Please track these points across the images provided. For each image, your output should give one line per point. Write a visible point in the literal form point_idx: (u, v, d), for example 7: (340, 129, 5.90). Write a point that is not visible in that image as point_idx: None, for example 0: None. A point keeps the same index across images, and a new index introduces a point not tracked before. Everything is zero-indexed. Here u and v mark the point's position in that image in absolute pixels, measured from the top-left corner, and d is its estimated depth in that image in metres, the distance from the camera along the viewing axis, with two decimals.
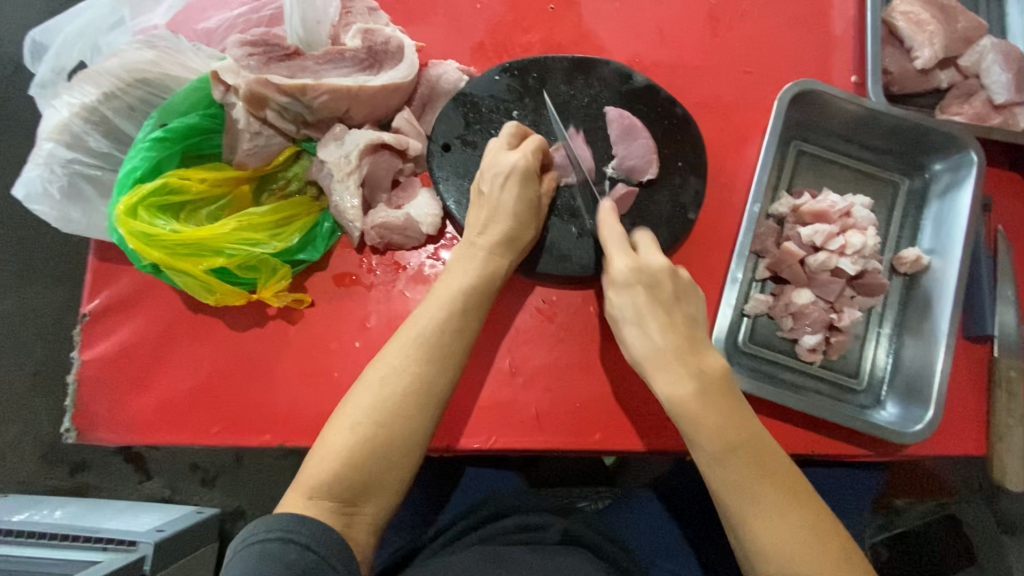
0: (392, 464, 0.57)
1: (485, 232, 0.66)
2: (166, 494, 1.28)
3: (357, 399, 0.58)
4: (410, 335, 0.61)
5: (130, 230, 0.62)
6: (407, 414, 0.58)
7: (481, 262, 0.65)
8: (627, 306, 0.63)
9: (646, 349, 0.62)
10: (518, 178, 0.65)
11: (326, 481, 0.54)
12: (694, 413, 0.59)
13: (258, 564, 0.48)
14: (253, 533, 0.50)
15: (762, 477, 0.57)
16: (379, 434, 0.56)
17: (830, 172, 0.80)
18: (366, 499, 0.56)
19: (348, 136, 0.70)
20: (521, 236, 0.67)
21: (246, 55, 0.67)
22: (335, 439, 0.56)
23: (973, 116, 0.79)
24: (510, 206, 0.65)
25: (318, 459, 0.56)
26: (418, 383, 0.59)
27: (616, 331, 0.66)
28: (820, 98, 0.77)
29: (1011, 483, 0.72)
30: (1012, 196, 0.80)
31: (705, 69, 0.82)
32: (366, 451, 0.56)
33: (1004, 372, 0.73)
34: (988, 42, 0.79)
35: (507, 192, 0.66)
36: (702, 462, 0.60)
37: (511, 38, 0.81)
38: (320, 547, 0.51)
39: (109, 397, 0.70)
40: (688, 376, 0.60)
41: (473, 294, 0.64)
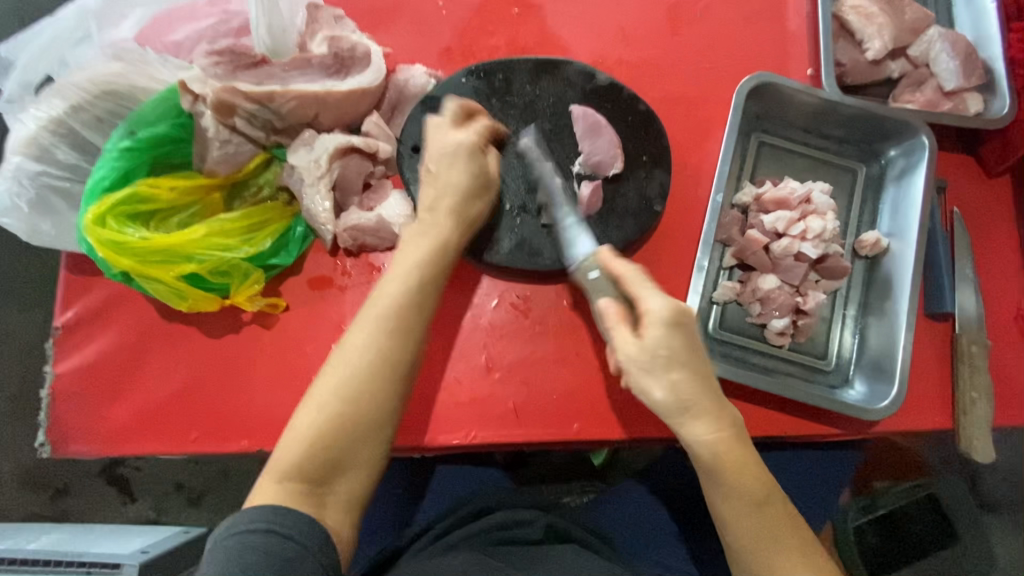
0: (363, 440, 0.57)
1: (436, 209, 0.67)
2: (152, 516, 1.26)
3: (325, 380, 0.58)
4: (373, 312, 0.61)
5: (98, 238, 0.63)
6: (371, 390, 0.58)
7: (434, 236, 0.66)
8: (671, 348, 0.59)
9: (687, 395, 0.60)
10: (463, 156, 0.68)
11: (296, 463, 0.55)
12: (733, 462, 0.60)
13: (241, 552, 0.48)
14: (240, 520, 0.51)
15: (786, 527, 0.60)
16: (345, 411, 0.57)
17: (790, 162, 0.83)
18: (339, 478, 0.56)
19: (318, 142, 0.71)
20: (471, 211, 0.68)
21: (212, 64, 0.69)
22: (303, 420, 0.56)
23: (925, 103, 0.83)
24: (457, 182, 0.67)
25: (289, 442, 0.56)
26: (380, 357, 0.59)
27: (648, 370, 0.60)
28: (776, 90, 0.79)
29: (980, 456, 0.73)
30: (965, 178, 0.84)
31: (666, 67, 0.85)
32: (337, 429, 0.56)
33: (967, 347, 0.76)
34: (934, 33, 0.83)
35: (455, 170, 0.68)
36: (721, 499, 0.61)
37: (476, 42, 0.83)
38: (303, 538, 0.51)
39: (84, 409, 0.69)
40: (724, 423, 0.60)
41: (431, 268, 0.64)
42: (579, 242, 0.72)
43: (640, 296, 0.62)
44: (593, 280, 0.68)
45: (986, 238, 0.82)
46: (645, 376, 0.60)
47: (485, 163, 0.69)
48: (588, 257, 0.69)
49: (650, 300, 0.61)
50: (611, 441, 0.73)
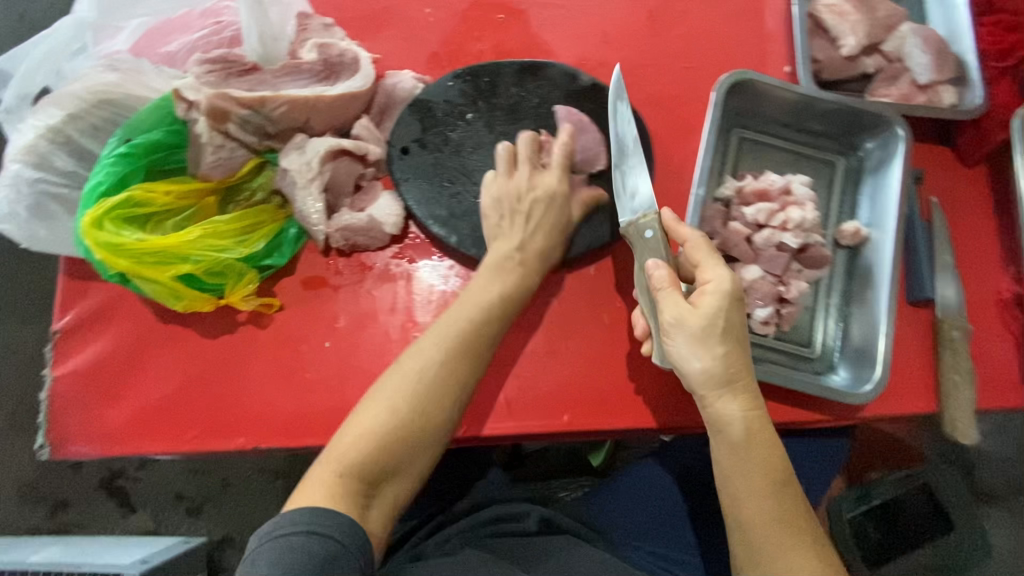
0: (421, 450, 0.60)
1: (526, 247, 0.71)
2: (152, 527, 1.26)
3: (394, 380, 0.62)
4: (449, 328, 0.65)
5: (96, 240, 0.64)
6: (442, 407, 0.62)
7: (516, 276, 0.70)
8: (731, 320, 0.61)
9: (732, 365, 0.61)
10: (557, 205, 0.73)
11: (362, 460, 0.57)
12: (759, 439, 0.61)
13: (283, 556, 0.50)
14: (277, 525, 0.52)
15: (799, 515, 0.61)
16: (417, 420, 0.60)
17: (771, 156, 0.85)
18: (389, 483, 0.59)
19: (309, 145, 0.73)
20: (550, 251, 0.73)
21: (205, 72, 0.71)
22: (370, 415, 0.59)
23: (900, 97, 0.85)
24: (547, 223, 0.72)
25: (354, 436, 0.58)
26: (452, 376, 0.63)
27: (703, 339, 0.60)
28: (755, 87, 0.82)
29: (964, 438, 0.75)
30: (942, 168, 0.86)
31: (648, 67, 0.87)
32: (403, 432, 0.59)
33: (948, 332, 0.77)
34: (906, 29, 0.85)
35: (542, 210, 0.72)
36: (741, 476, 0.61)
37: (463, 47, 0.85)
38: (343, 536, 0.53)
39: (82, 411, 0.71)
40: (758, 402, 0.62)
41: (501, 302, 0.67)
42: (637, 193, 0.69)
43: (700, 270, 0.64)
44: (648, 241, 0.67)
45: (965, 227, 0.84)
46: (697, 344, 0.60)
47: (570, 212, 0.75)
48: (645, 216, 0.68)
49: (713, 274, 0.62)
50: (601, 431, 0.74)
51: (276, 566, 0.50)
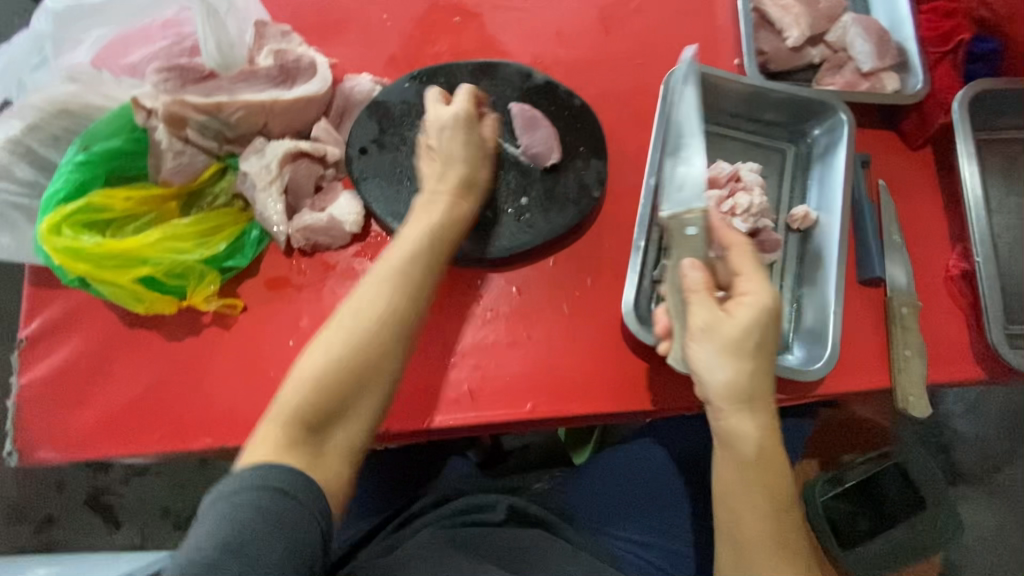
0: (366, 388, 0.60)
1: (443, 179, 0.72)
2: (138, 543, 1.26)
3: (335, 327, 0.61)
4: (389, 270, 0.65)
5: (54, 245, 0.66)
6: (381, 347, 0.61)
7: (444, 205, 0.71)
8: (761, 338, 0.63)
9: (757, 381, 0.63)
10: (461, 127, 0.74)
11: (311, 407, 0.58)
12: (767, 462, 0.63)
13: (234, 514, 0.50)
14: (225, 486, 0.52)
15: (795, 537, 0.63)
16: (353, 358, 0.60)
17: (723, 146, 0.88)
18: (338, 426, 0.59)
19: (268, 148, 0.75)
20: (476, 179, 0.73)
21: (162, 80, 0.73)
22: (310, 361, 0.60)
23: (844, 84, 0.88)
24: (459, 152, 0.73)
25: (297, 381, 0.59)
26: (388, 313, 0.62)
27: (730, 352, 0.62)
28: (703, 79, 0.85)
29: (917, 411, 0.77)
30: (889, 152, 0.89)
31: (602, 64, 0.90)
32: (339, 371, 0.59)
33: (898, 310, 0.80)
34: (847, 19, 0.88)
35: (455, 140, 0.73)
36: (743, 494, 0.63)
37: (420, 50, 0.88)
38: (296, 491, 0.53)
39: (48, 416, 0.71)
40: (773, 423, 0.64)
41: (434, 236, 0.69)
42: (681, 186, 0.72)
43: (738, 283, 0.65)
44: (689, 238, 0.68)
45: (913, 208, 0.87)
46: (726, 355, 0.62)
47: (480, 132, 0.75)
48: (692, 212, 0.69)
49: (750, 287, 0.64)
50: (563, 419, 0.75)
51: (224, 521, 0.50)
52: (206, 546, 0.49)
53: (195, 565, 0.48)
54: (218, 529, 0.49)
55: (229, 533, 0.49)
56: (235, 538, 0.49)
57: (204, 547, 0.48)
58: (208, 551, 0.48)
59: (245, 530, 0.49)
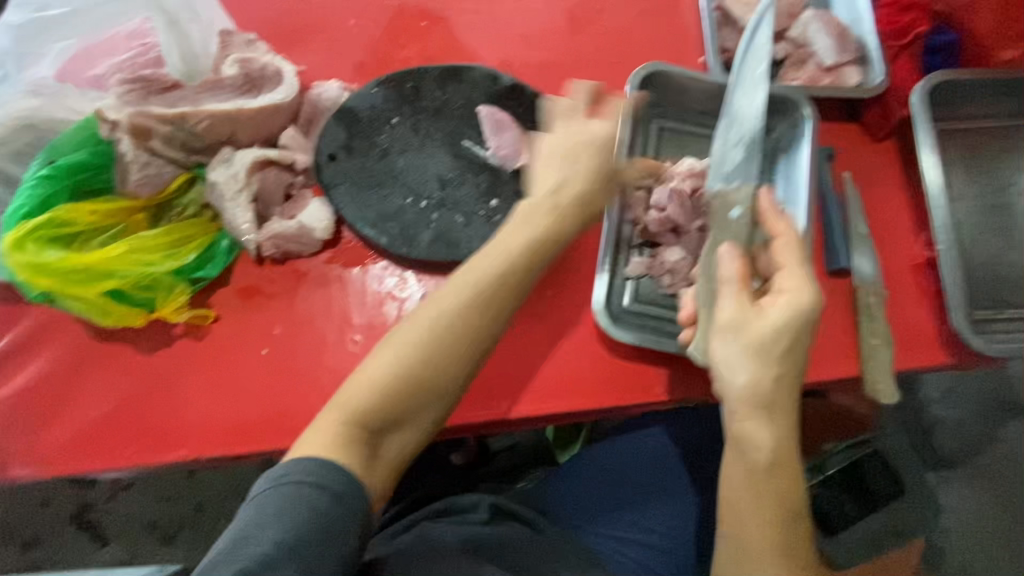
0: (423, 402, 0.62)
1: (560, 193, 0.70)
2: (125, 558, 1.25)
3: (406, 330, 0.62)
4: (467, 282, 0.64)
5: (19, 261, 0.65)
6: (451, 359, 0.62)
7: (541, 225, 0.68)
8: (796, 343, 0.61)
9: (781, 388, 0.61)
10: (608, 146, 0.73)
11: (362, 407, 0.59)
12: (782, 471, 0.61)
13: (290, 505, 0.53)
14: (291, 473, 0.55)
15: (800, 548, 0.62)
16: (423, 370, 0.61)
17: (691, 143, 0.89)
18: (395, 432, 0.61)
19: (235, 158, 0.75)
20: (592, 201, 0.71)
21: (126, 91, 0.72)
22: (377, 364, 0.60)
23: (808, 79, 0.90)
24: (594, 169, 0.72)
25: (362, 380, 0.60)
26: (466, 326, 0.62)
27: (759, 354, 0.61)
28: (668, 78, 0.86)
29: (884, 398, 0.79)
30: (853, 144, 0.90)
31: (569, 65, 0.90)
32: (407, 382, 0.60)
33: (864, 299, 0.81)
34: (807, 16, 0.90)
35: (587, 159, 0.72)
36: (752, 500, 0.62)
37: (388, 55, 0.88)
38: (348, 499, 0.56)
39: (20, 433, 0.71)
40: (791, 434, 0.62)
41: (531, 251, 0.66)
42: (727, 160, 0.73)
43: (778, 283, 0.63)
44: (732, 219, 0.71)
45: (877, 199, 0.88)
46: (750, 357, 0.61)
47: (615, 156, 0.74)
48: (742, 189, 0.70)
49: (790, 285, 0.62)
50: (538, 418, 0.75)
51: (278, 519, 0.53)
52: (265, 540, 0.52)
53: (250, 559, 0.51)
54: (274, 526, 0.53)
55: (284, 532, 0.52)
56: (288, 539, 0.52)
57: (262, 542, 0.52)
58: (265, 546, 0.52)
59: (299, 532, 0.53)
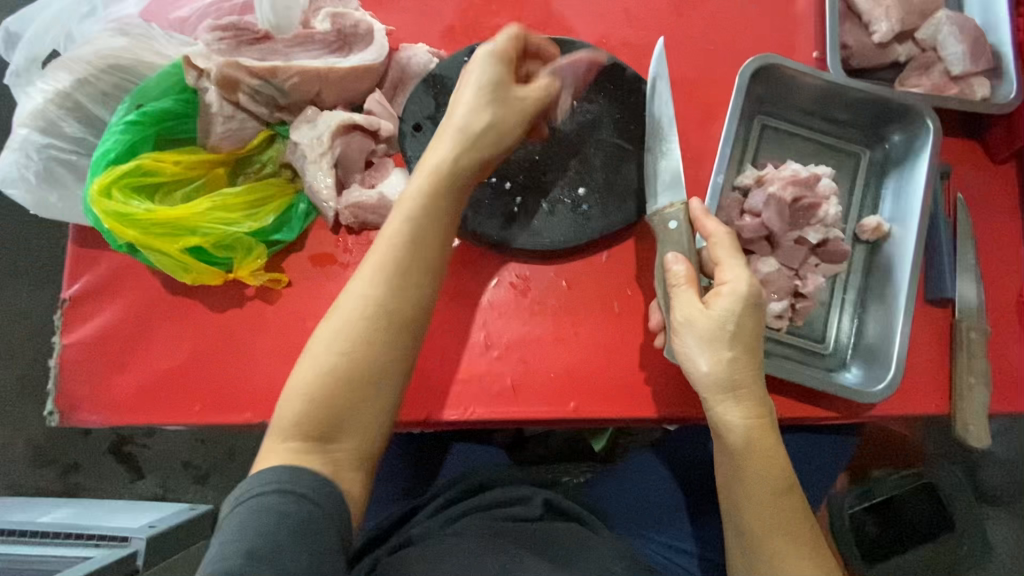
0: (362, 394, 0.57)
1: (443, 130, 0.65)
2: (159, 493, 1.28)
3: (324, 333, 0.59)
4: (376, 259, 0.61)
5: (105, 209, 0.64)
6: (367, 339, 0.58)
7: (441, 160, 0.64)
8: (741, 326, 0.61)
9: (738, 371, 0.61)
10: (479, 65, 0.65)
11: (297, 419, 0.55)
12: (763, 453, 0.61)
13: (255, 515, 0.50)
14: (250, 486, 0.52)
15: (801, 522, 0.62)
16: (341, 362, 0.57)
17: (794, 146, 0.83)
18: (343, 435, 0.56)
19: (321, 119, 0.72)
20: (477, 124, 0.64)
21: (216, 39, 0.69)
22: (303, 373, 0.57)
23: (931, 88, 0.82)
24: (466, 95, 0.65)
25: (289, 399, 0.57)
26: (376, 306, 0.59)
27: (710, 341, 0.61)
28: (780, 73, 0.79)
29: (975, 441, 0.74)
30: (971, 164, 0.83)
31: (671, 48, 0.84)
32: (332, 382, 0.57)
33: (965, 334, 0.75)
34: (942, 15, 0.81)
35: (467, 85, 0.65)
36: (743, 489, 0.62)
37: (480, 21, 0.83)
38: (317, 497, 0.52)
39: (91, 378, 0.71)
40: (763, 411, 0.62)
41: (443, 199, 0.63)
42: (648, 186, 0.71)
43: (721, 267, 0.63)
44: (672, 232, 0.68)
45: (988, 225, 0.81)
46: (705, 345, 0.61)
47: (502, 68, 0.65)
48: (672, 206, 0.69)
49: (730, 275, 0.62)
50: (606, 420, 0.73)
51: (248, 529, 0.49)
52: (231, 556, 0.47)
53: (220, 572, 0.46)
54: (240, 538, 0.49)
55: (251, 541, 0.48)
56: (258, 548, 0.48)
57: (228, 556, 0.47)
58: (231, 560, 0.47)
59: (271, 536, 0.49)
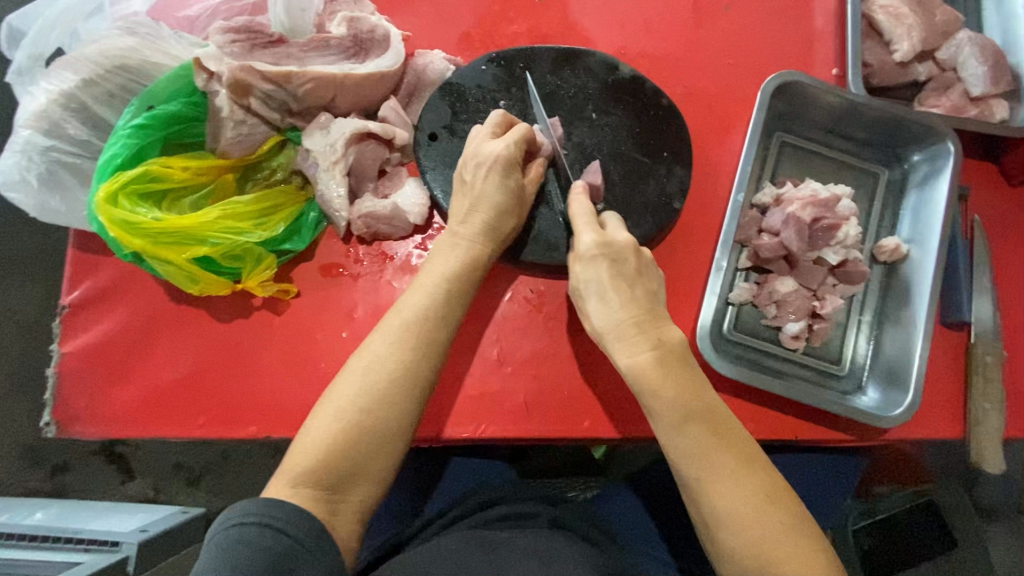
0: (378, 449, 0.56)
1: (467, 222, 0.66)
2: (150, 495, 1.25)
3: (342, 385, 0.58)
4: (399, 324, 0.60)
5: (110, 218, 0.61)
6: (393, 402, 0.57)
7: (466, 250, 0.65)
8: (588, 278, 0.62)
9: (604, 320, 0.61)
10: (500, 169, 0.65)
11: (312, 467, 0.54)
12: (652, 382, 0.58)
13: (231, 547, 0.48)
14: (231, 516, 0.50)
15: (717, 443, 0.57)
16: (364, 421, 0.56)
17: (813, 163, 0.82)
18: (352, 487, 0.55)
19: (334, 126, 0.70)
20: (502, 226, 0.67)
21: (229, 42, 0.67)
22: (321, 425, 0.56)
23: (950, 108, 0.81)
24: (493, 195, 0.65)
25: (304, 445, 0.55)
26: (403, 368, 0.58)
27: (578, 301, 0.65)
28: (801, 90, 0.78)
29: (990, 467, 0.73)
30: (988, 185, 0.82)
31: (690, 61, 0.83)
32: (353, 438, 0.55)
33: (981, 358, 0.74)
34: (963, 36, 0.81)
35: (489, 181, 0.65)
36: (662, 432, 0.59)
37: (497, 28, 0.81)
38: (296, 532, 0.50)
39: (90, 391, 0.69)
40: (645, 343, 0.59)
41: (468, 269, 0.65)
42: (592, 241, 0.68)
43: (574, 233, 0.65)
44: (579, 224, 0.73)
45: (1006, 248, 0.81)
46: (579, 303, 0.65)
47: (521, 174, 0.67)
48: None
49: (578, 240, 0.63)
50: (620, 439, 0.72)
51: (223, 559, 0.48)
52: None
53: None
54: (217, 568, 0.47)
55: (227, 570, 0.47)
56: None
57: None
58: None
59: (242, 570, 0.47)
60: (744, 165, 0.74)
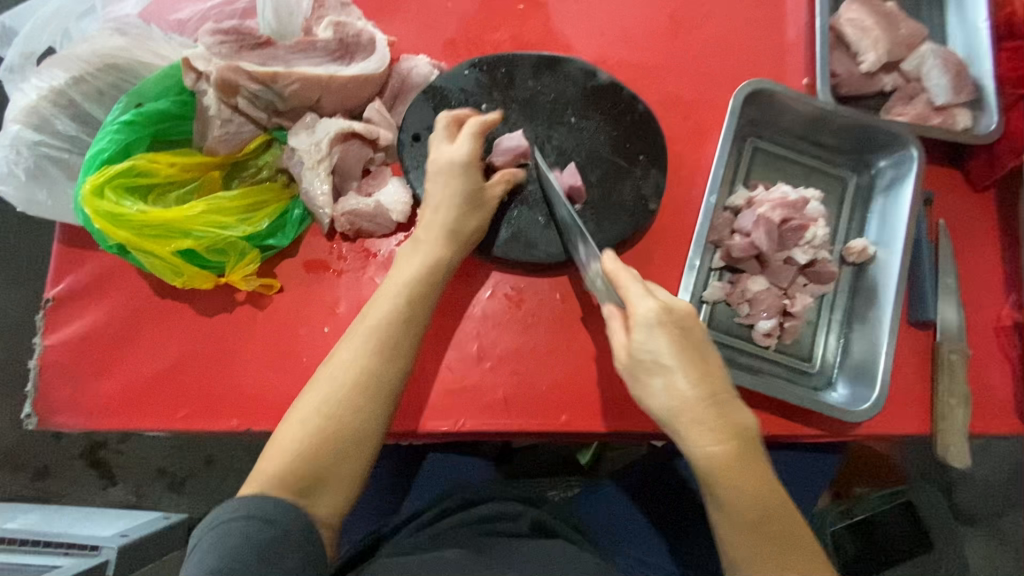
0: (347, 451, 0.58)
1: (428, 227, 0.68)
2: (131, 500, 1.24)
3: (309, 393, 0.59)
4: (367, 331, 0.62)
5: (96, 209, 0.63)
6: (355, 405, 0.59)
7: (428, 253, 0.67)
8: (655, 352, 0.58)
9: (677, 402, 0.57)
10: (456, 172, 0.68)
11: (278, 471, 0.55)
12: (732, 478, 0.56)
13: (222, 541, 0.50)
14: (219, 512, 0.52)
15: (785, 543, 0.57)
16: (329, 425, 0.57)
17: (784, 168, 0.85)
18: (320, 489, 0.56)
19: (319, 126, 0.72)
20: (464, 228, 0.69)
21: (217, 43, 0.69)
22: (288, 431, 0.57)
23: (915, 117, 0.85)
24: (451, 198, 0.68)
25: (273, 451, 0.56)
26: (368, 372, 0.60)
27: (636, 375, 0.60)
28: (771, 97, 0.81)
29: (956, 461, 0.75)
30: (952, 190, 0.85)
31: (666, 70, 0.86)
32: (320, 441, 0.57)
33: (946, 356, 0.77)
34: (926, 49, 0.85)
35: (446, 185, 0.69)
36: (732, 527, 0.58)
37: (480, 35, 0.84)
38: (285, 521, 0.52)
39: (72, 382, 0.69)
40: (725, 435, 0.56)
41: (434, 276, 0.67)
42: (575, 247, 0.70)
43: (628, 298, 0.60)
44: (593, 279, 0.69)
45: (970, 251, 0.84)
46: (637, 378, 0.60)
47: (479, 175, 0.70)
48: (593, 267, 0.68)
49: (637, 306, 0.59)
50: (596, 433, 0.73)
51: (216, 552, 0.50)
52: None
53: None
54: (211, 559, 0.50)
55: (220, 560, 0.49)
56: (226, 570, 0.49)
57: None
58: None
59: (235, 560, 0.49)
60: (715, 167, 0.77)
